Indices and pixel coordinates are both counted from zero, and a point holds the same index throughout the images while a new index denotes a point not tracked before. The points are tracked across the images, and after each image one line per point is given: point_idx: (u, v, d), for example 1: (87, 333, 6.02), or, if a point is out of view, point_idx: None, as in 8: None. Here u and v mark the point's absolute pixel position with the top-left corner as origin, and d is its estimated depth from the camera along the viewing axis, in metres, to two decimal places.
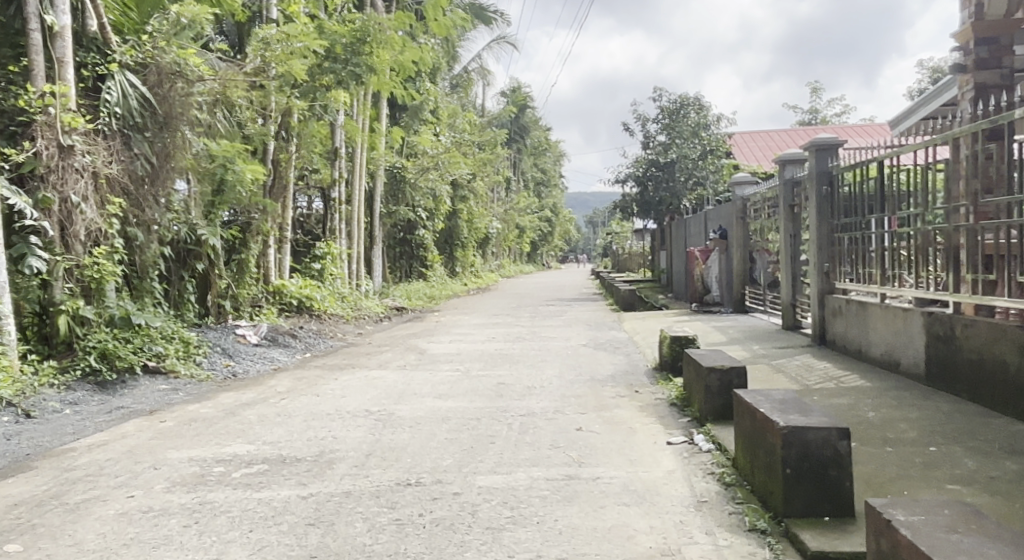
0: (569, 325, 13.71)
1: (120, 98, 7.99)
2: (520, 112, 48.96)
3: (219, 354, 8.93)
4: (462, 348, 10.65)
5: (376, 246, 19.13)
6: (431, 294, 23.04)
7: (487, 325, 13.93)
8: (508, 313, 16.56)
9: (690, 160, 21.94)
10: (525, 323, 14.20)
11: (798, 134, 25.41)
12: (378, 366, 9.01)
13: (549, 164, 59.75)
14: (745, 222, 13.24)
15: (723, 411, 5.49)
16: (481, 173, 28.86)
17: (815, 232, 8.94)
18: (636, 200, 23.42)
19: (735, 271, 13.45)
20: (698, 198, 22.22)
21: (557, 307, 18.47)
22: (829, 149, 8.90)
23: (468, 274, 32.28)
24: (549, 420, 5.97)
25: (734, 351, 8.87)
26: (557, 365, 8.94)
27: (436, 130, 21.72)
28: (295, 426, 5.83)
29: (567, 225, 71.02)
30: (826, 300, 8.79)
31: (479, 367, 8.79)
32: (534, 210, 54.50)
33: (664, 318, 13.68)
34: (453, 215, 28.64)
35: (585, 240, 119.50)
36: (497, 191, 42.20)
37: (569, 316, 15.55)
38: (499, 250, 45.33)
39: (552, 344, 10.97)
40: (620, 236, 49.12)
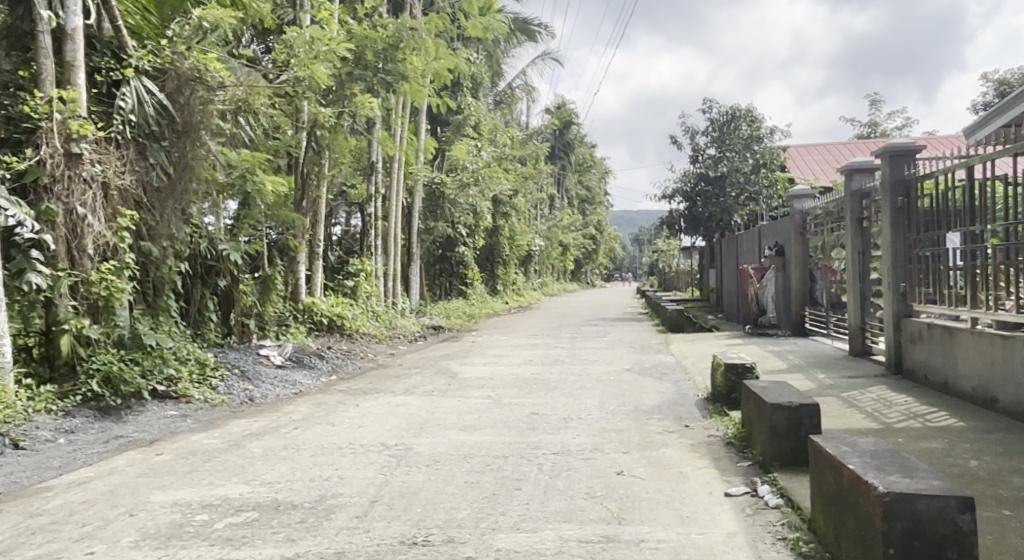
0: (612, 347, 12.94)
1: (135, 105, 7.54)
2: (565, 128, 48.43)
3: (237, 376, 8.36)
4: (497, 372, 9.97)
5: (414, 263, 18.63)
6: (470, 313, 22.45)
7: (525, 347, 13.24)
8: (548, 333, 15.84)
9: (742, 174, 21.02)
10: (566, 344, 13.46)
11: (856, 147, 24.24)
12: (405, 391, 8.38)
13: (594, 181, 59.09)
14: (805, 238, 12.36)
15: (791, 457, 4.68)
16: (523, 189, 28.30)
17: (889, 249, 8.06)
18: (684, 216, 22.55)
19: (794, 291, 12.57)
20: (750, 213, 21.25)
21: (600, 327, 17.70)
22: (905, 156, 8.02)
23: (510, 292, 31.68)
24: (586, 461, 5.22)
25: (796, 380, 8.01)
26: (598, 392, 8.18)
27: (477, 145, 21.21)
28: (300, 462, 5.20)
29: (612, 242, 70.08)
30: (904, 324, 7.89)
31: (513, 394, 8.08)
32: (578, 227, 53.79)
33: (714, 341, 12.81)
34: (494, 232, 28.10)
35: (631, 259, 118.18)
36: (540, 208, 41.62)
37: (613, 337, 14.75)
38: (542, 268, 44.69)
39: (593, 368, 10.22)
40: (666, 254, 48.04)
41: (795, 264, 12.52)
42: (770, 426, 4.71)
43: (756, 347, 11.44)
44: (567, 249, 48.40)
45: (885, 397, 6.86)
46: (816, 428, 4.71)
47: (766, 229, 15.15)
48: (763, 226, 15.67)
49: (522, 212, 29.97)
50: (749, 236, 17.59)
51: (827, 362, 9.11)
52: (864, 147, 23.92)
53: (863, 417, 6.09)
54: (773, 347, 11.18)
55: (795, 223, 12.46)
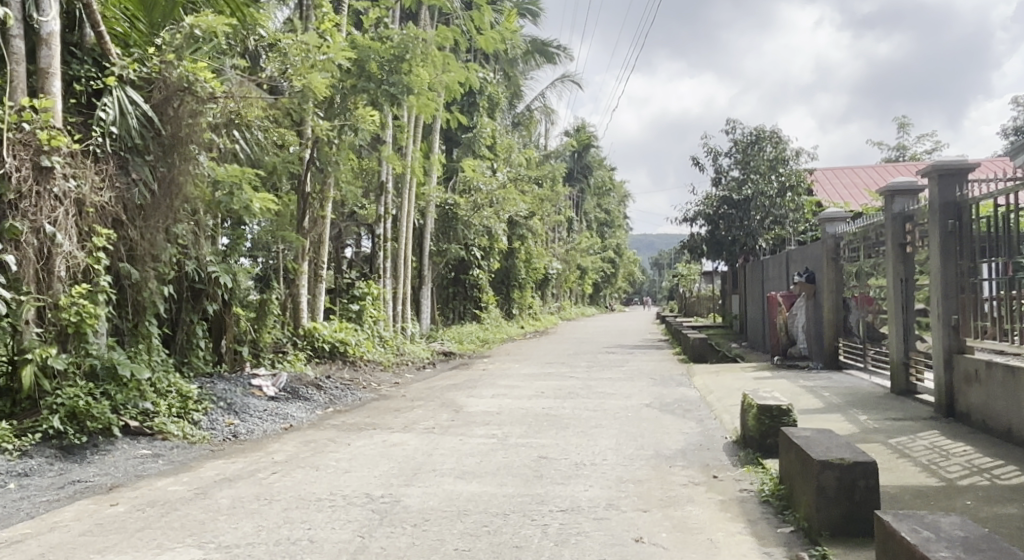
0: (631, 377, 12.21)
1: (117, 116, 6.97)
2: (584, 151, 48.00)
3: (222, 410, 7.70)
4: (506, 406, 9.29)
5: (425, 286, 18.02)
6: (484, 338, 21.77)
7: (539, 376, 12.55)
8: (564, 361, 15.13)
9: (767, 197, 20.28)
10: (581, 374, 12.74)
11: (886, 170, 23.40)
12: (405, 427, 7.73)
13: (613, 204, 58.53)
14: (838, 264, 11.65)
15: (843, 525, 3.98)
16: (541, 211, 27.71)
17: (938, 276, 7.35)
18: (706, 240, 21.81)
19: (826, 320, 11.83)
20: (775, 238, 20.47)
21: (618, 355, 16.97)
22: (956, 175, 7.30)
23: (526, 316, 30.99)
24: (599, 521, 4.53)
25: (834, 422, 7.24)
26: (614, 432, 7.46)
27: (492, 166, 20.68)
28: (272, 518, 4.56)
29: (632, 267, 69.24)
30: (956, 361, 7.17)
31: (522, 433, 7.39)
32: (597, 251, 53.09)
33: (740, 373, 12.05)
34: (510, 255, 27.49)
35: (650, 283, 117.17)
36: (557, 231, 41.01)
37: (631, 367, 14.01)
38: (560, 292, 43.97)
39: (610, 403, 9.50)
40: (687, 278, 47.14)
41: (827, 293, 11.79)
42: (817, 487, 4.02)
43: (786, 381, 10.69)
44: (586, 273, 47.70)
45: (938, 446, 6.12)
46: (872, 490, 4.01)
47: (794, 254, 14.44)
48: (790, 251, 14.93)
49: (539, 234, 29.35)
50: (776, 262, 16.84)
51: (867, 401, 8.35)
52: (894, 170, 23.08)
53: (917, 471, 5.36)
54: (805, 382, 10.41)
55: (827, 248, 11.76)
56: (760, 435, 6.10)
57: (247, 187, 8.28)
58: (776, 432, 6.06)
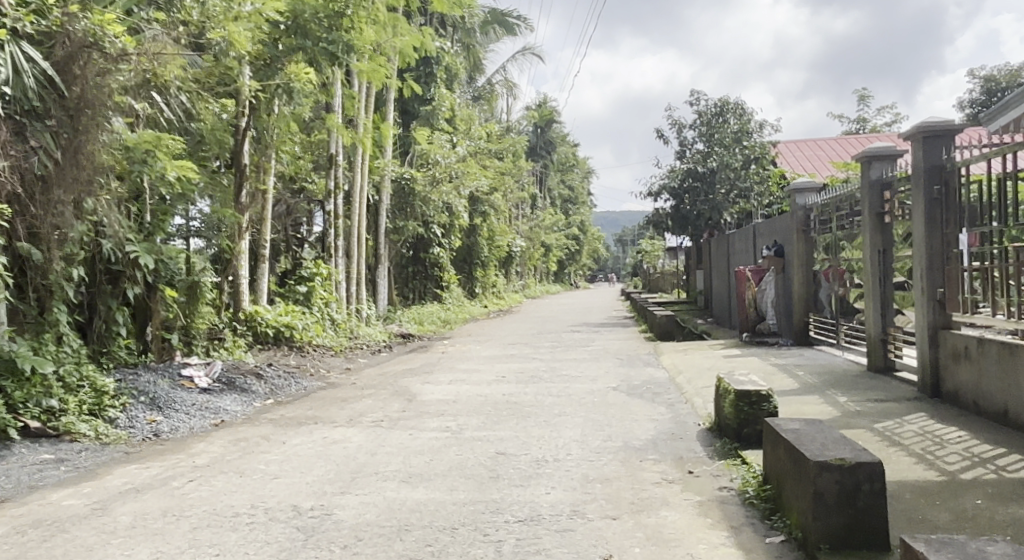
0: (597, 358, 11.63)
1: (10, 76, 5.94)
2: (546, 126, 47.19)
3: (143, 406, 6.89)
4: (463, 393, 8.62)
5: (381, 266, 17.23)
6: (445, 319, 21.06)
7: (500, 359, 11.91)
8: (526, 342, 14.50)
9: (731, 169, 19.81)
10: (545, 356, 12.12)
11: (850, 142, 23.10)
12: (350, 421, 7.02)
13: (577, 181, 57.93)
14: (807, 236, 11.13)
15: (845, 537, 3.41)
16: (502, 187, 26.97)
17: (923, 247, 6.81)
18: (671, 215, 21.30)
19: (796, 296, 11.34)
20: (741, 211, 20.01)
21: (582, 334, 16.39)
22: (943, 137, 6.72)
23: (489, 295, 30.32)
24: (562, 535, 3.89)
25: (814, 406, 6.72)
26: (579, 421, 6.84)
27: (451, 139, 19.86)
28: (174, 541, 3.84)
29: (596, 244, 68.89)
30: (943, 337, 6.66)
31: (480, 425, 6.73)
32: (561, 228, 52.53)
33: (710, 352, 11.52)
34: (472, 233, 26.74)
35: (614, 260, 117.25)
36: (521, 208, 40.30)
37: (597, 347, 13.42)
38: (524, 270, 43.35)
39: (574, 387, 8.89)
40: (650, 254, 46.86)
41: (796, 266, 11.31)
42: (816, 493, 3.45)
43: (757, 359, 10.18)
44: (550, 250, 47.16)
45: (930, 432, 5.59)
46: (877, 496, 3.44)
47: (761, 226, 13.98)
48: (757, 223, 14.47)
49: (502, 211, 28.63)
50: (742, 236, 16.38)
51: (845, 381, 7.84)
52: (858, 142, 22.75)
53: (914, 463, 4.81)
54: (778, 359, 9.91)
55: (797, 220, 11.26)
56: (739, 424, 5.52)
57: (162, 154, 7.34)
58: (757, 420, 5.49)
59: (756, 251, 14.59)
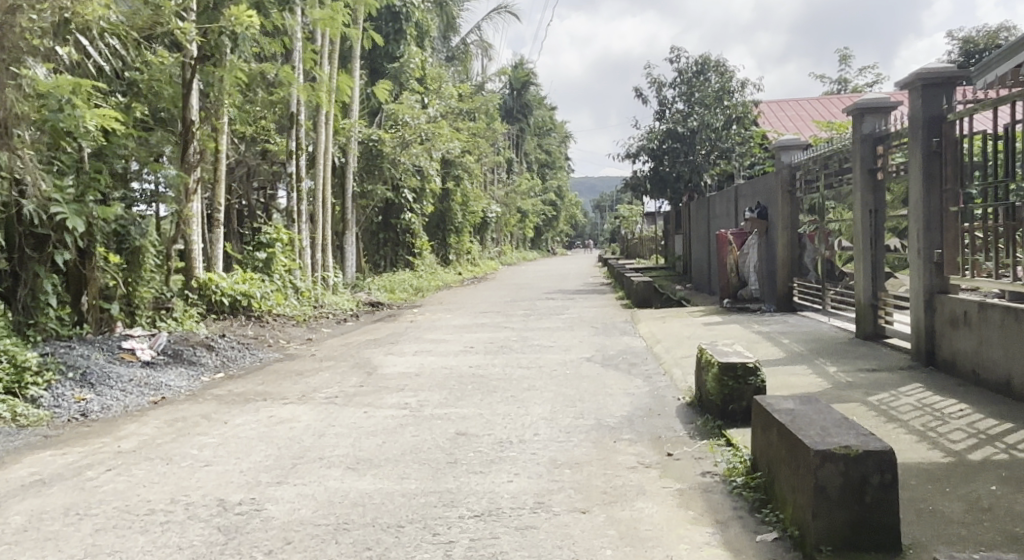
0: (572, 327, 11.14)
1: None
2: (522, 89, 46.23)
3: (72, 384, 6.28)
4: (428, 365, 8.08)
5: (349, 231, 16.57)
6: (417, 287, 20.49)
7: (470, 327, 11.38)
8: (500, 309, 13.98)
9: (711, 129, 19.25)
10: (518, 324, 11.61)
11: (831, 102, 22.61)
12: (302, 397, 6.46)
13: (554, 145, 57.12)
14: (794, 196, 10.71)
15: (850, 537, 2.93)
16: (476, 150, 26.26)
17: (920, 205, 6.33)
18: (649, 178, 20.75)
19: (779, 259, 10.89)
20: (721, 173, 19.50)
21: (558, 300, 15.91)
22: (944, 84, 6.22)
23: (465, 262, 29.74)
24: (524, 534, 3.38)
25: (801, 378, 6.26)
26: (550, 396, 6.34)
27: (422, 100, 19.09)
28: (67, 549, 3.27)
29: (574, 210, 68.33)
30: (939, 302, 6.21)
31: (442, 401, 6.20)
32: (538, 193, 51.86)
33: (690, 319, 11.06)
34: (446, 198, 26.07)
35: (592, 226, 116.86)
36: (497, 173, 39.55)
37: (573, 314, 12.93)
38: (501, 236, 42.74)
39: (547, 358, 8.39)
40: (628, 220, 46.42)
41: (780, 229, 10.84)
42: (816, 487, 2.95)
43: (739, 327, 9.74)
44: (527, 216, 46.56)
45: (929, 405, 5.14)
46: (888, 489, 2.95)
47: (744, 188, 13.48)
48: (739, 186, 13.96)
49: (477, 176, 27.94)
50: (723, 199, 15.89)
51: (833, 349, 7.39)
52: (840, 101, 22.24)
53: (916, 442, 4.35)
54: (761, 327, 9.46)
55: (782, 180, 10.76)
56: (722, 401, 5.04)
57: (80, 100, 6.57)
58: (742, 397, 5.01)
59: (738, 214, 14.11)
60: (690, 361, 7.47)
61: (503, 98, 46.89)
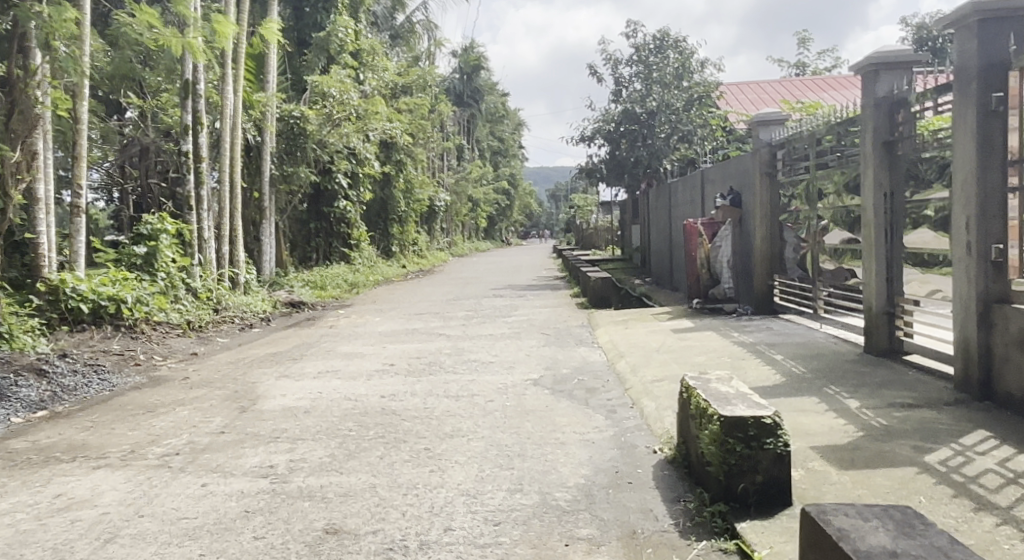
0: (518, 334, 9.40)
1: None
2: (473, 72, 44.62)
3: None
4: (326, 394, 6.24)
5: (266, 221, 14.59)
6: (350, 284, 18.62)
7: (397, 337, 9.53)
8: (437, 312, 12.17)
9: (671, 110, 17.64)
10: (455, 331, 9.80)
11: (798, 82, 21.18)
12: (125, 458, 4.54)
13: (506, 132, 55.41)
14: (773, 179, 9.07)
15: None
16: (419, 133, 24.39)
17: (976, 183, 4.68)
18: (605, 163, 19.10)
19: (755, 254, 9.29)
20: (681, 159, 17.92)
21: (504, 300, 14.15)
22: (1008, 20, 4.61)
23: (409, 254, 27.91)
24: None
25: (820, 418, 4.57)
26: (476, 449, 4.56)
27: (352, 74, 17.16)
28: None
29: (527, 199, 66.83)
30: (1001, 312, 4.58)
31: (321, 462, 4.35)
32: (489, 181, 50.12)
33: (657, 323, 9.37)
34: (387, 185, 24.19)
35: (546, 216, 115.51)
36: (445, 160, 37.79)
37: (520, 317, 11.19)
38: (451, 226, 40.94)
39: (484, 380, 6.62)
40: (583, 208, 44.94)
41: (758, 218, 9.19)
42: None
43: (716, 334, 8.06)
44: (478, 206, 44.85)
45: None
46: None
47: (712, 172, 11.84)
48: (707, 169, 12.31)
49: (421, 162, 26.09)
50: (687, 185, 14.28)
51: (845, 369, 5.73)
52: (808, 83, 20.77)
53: None
54: (744, 334, 7.79)
55: (761, 161, 9.11)
56: (722, 474, 3.30)
57: None
58: (754, 468, 3.27)
59: (704, 201, 12.48)
60: (665, 387, 5.76)
61: (451, 82, 45.10)
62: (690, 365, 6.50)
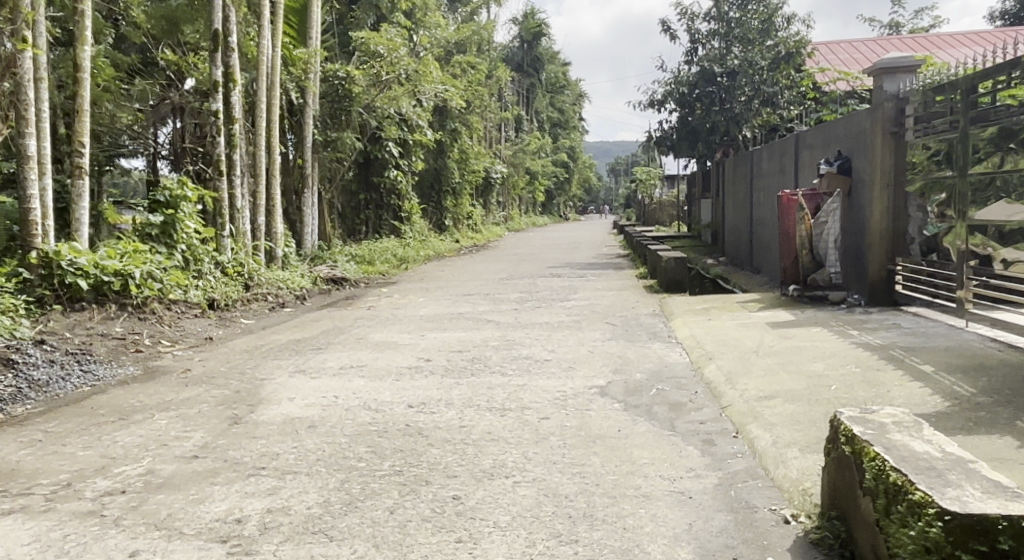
0: (581, 323, 8.04)
1: None
2: (532, 39, 43.05)
3: None
4: (341, 401, 5.01)
5: (307, 191, 13.51)
6: (397, 260, 17.55)
7: (439, 322, 8.29)
8: (488, 293, 10.92)
9: (755, 71, 15.80)
10: (507, 317, 8.50)
11: (894, 40, 19.07)
12: (51, 497, 3.36)
13: (566, 102, 53.69)
14: (898, 140, 7.51)
15: None
16: (475, 100, 23.09)
17: None
18: (677, 130, 17.46)
19: (872, 233, 7.76)
20: (763, 126, 16.15)
21: (563, 279, 12.81)
22: None
23: (463, 228, 26.78)
24: None
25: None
26: (525, 501, 3.26)
27: (403, 31, 15.92)
28: None
29: (587, 172, 64.98)
30: None
31: (306, 519, 3.08)
32: (548, 153, 48.62)
33: (747, 314, 7.89)
34: (441, 154, 22.99)
35: (606, 191, 113.22)
36: (502, 130, 36.47)
37: (582, 301, 9.83)
38: (508, 199, 39.68)
39: (540, 388, 5.30)
40: (647, 182, 43.11)
41: (875, 186, 7.68)
42: None
43: (826, 331, 6.58)
44: (537, 179, 43.45)
45: None
46: None
47: (811, 135, 10.26)
48: (803, 132, 10.72)
49: (477, 130, 24.79)
50: (775, 152, 12.65)
51: None
52: (906, 42, 18.65)
53: None
54: (863, 333, 6.28)
55: (884, 117, 7.56)
56: None
57: None
58: None
59: (798, 169, 10.91)
60: (780, 408, 4.35)
61: (511, 50, 43.60)
62: (805, 374, 5.04)
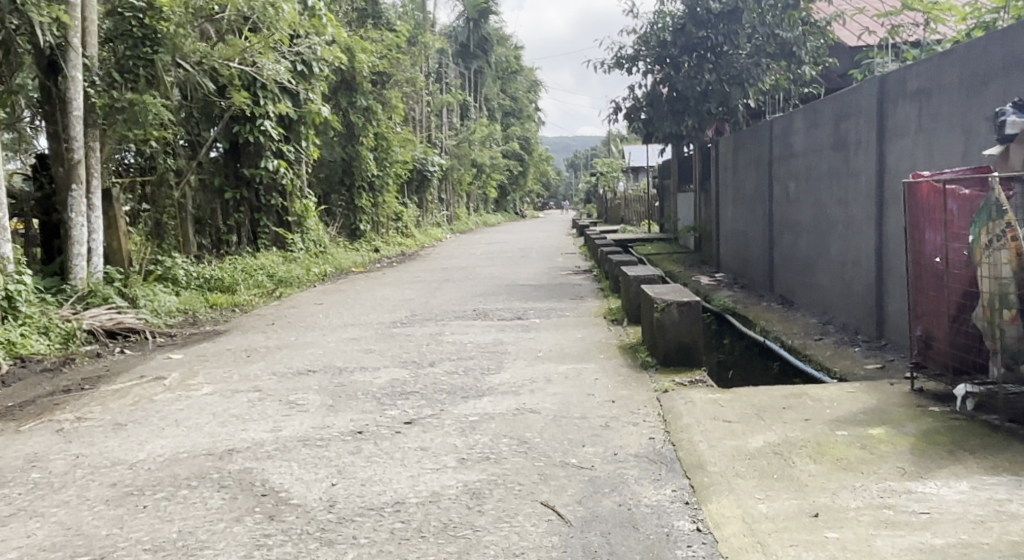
0: (481, 519, 3.14)
1: None
2: (480, 18, 38.32)
3: None
4: None
5: (77, 187, 8.40)
6: (271, 285, 12.55)
7: (127, 510, 3.34)
8: (339, 373, 5.96)
9: (764, 8, 11.44)
10: (311, 484, 3.58)
11: None
12: None
13: (518, 89, 49.02)
14: None
15: None
16: (391, 69, 18.25)
17: None
18: (651, 98, 12.76)
19: None
20: (772, 90, 11.72)
21: (488, 326, 7.93)
22: None
23: (389, 232, 21.78)
24: None
25: None
26: None
27: None
28: None
29: (545, 166, 60.37)
30: None
31: None
32: (500, 146, 43.89)
33: (905, 492, 3.05)
34: (351, 141, 17.99)
35: (566, 186, 108.84)
36: (442, 116, 31.61)
37: (506, 403, 4.93)
38: (453, 197, 34.79)
39: None
40: (609, 175, 38.54)
41: None
42: None
43: None
44: (488, 172, 38.55)
45: None
46: None
47: (937, 66, 5.51)
48: (909, 64, 5.97)
49: (400, 110, 19.90)
50: (822, 117, 7.89)
51: None
52: None
53: None
54: None
55: None
56: None
57: None
58: None
59: (895, 136, 6.17)
60: None
61: (455, 29, 38.63)
62: None
